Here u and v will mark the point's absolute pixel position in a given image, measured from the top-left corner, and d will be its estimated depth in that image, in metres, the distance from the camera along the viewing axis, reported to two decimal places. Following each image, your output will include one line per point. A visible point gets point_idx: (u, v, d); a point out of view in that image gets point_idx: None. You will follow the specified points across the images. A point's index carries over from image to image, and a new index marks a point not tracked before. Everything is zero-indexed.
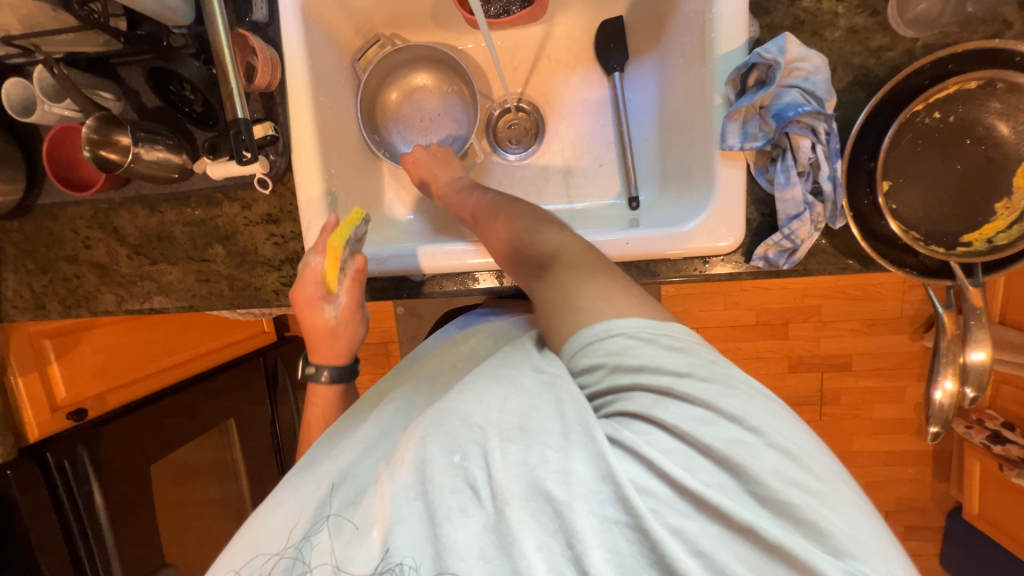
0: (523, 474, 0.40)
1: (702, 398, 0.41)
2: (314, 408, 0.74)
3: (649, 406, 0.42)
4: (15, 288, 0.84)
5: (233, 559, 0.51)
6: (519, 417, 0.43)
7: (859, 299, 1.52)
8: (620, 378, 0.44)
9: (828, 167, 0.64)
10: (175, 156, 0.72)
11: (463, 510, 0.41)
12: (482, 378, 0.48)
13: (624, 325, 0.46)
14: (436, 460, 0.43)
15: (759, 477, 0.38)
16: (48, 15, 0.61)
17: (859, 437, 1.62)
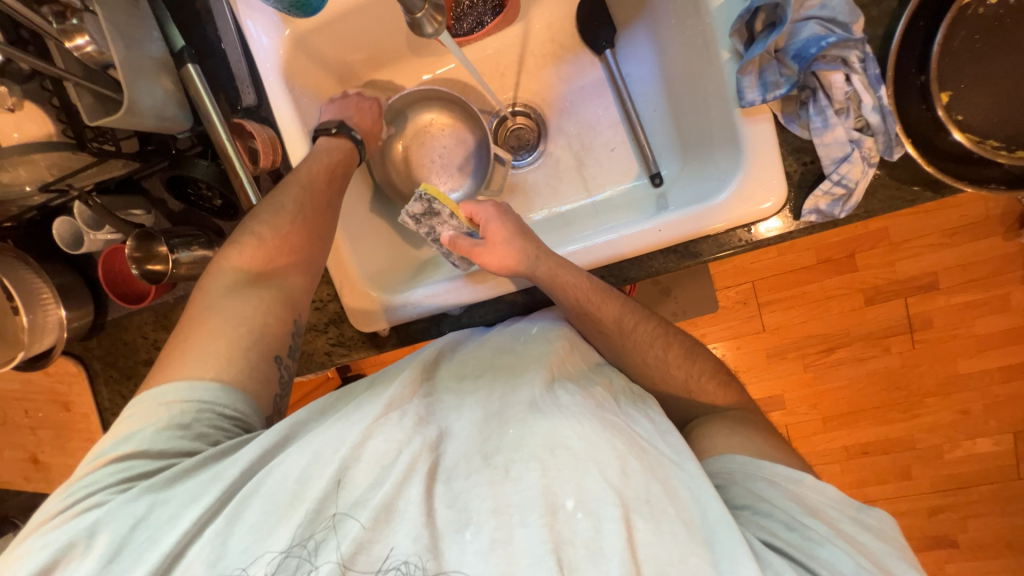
0: (652, 560, 0.44)
1: (841, 551, 0.49)
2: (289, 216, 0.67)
3: (790, 540, 0.50)
4: (107, 397, 0.92)
5: (253, 521, 0.47)
6: (645, 490, 0.47)
7: (933, 210, 1.36)
8: (761, 503, 0.53)
9: (871, 96, 0.56)
10: (209, 252, 0.75)
11: (578, 567, 0.43)
12: (594, 416, 0.52)
13: (767, 468, 0.57)
14: (552, 497, 0.46)
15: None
16: (69, 158, 0.65)
17: (964, 359, 1.46)
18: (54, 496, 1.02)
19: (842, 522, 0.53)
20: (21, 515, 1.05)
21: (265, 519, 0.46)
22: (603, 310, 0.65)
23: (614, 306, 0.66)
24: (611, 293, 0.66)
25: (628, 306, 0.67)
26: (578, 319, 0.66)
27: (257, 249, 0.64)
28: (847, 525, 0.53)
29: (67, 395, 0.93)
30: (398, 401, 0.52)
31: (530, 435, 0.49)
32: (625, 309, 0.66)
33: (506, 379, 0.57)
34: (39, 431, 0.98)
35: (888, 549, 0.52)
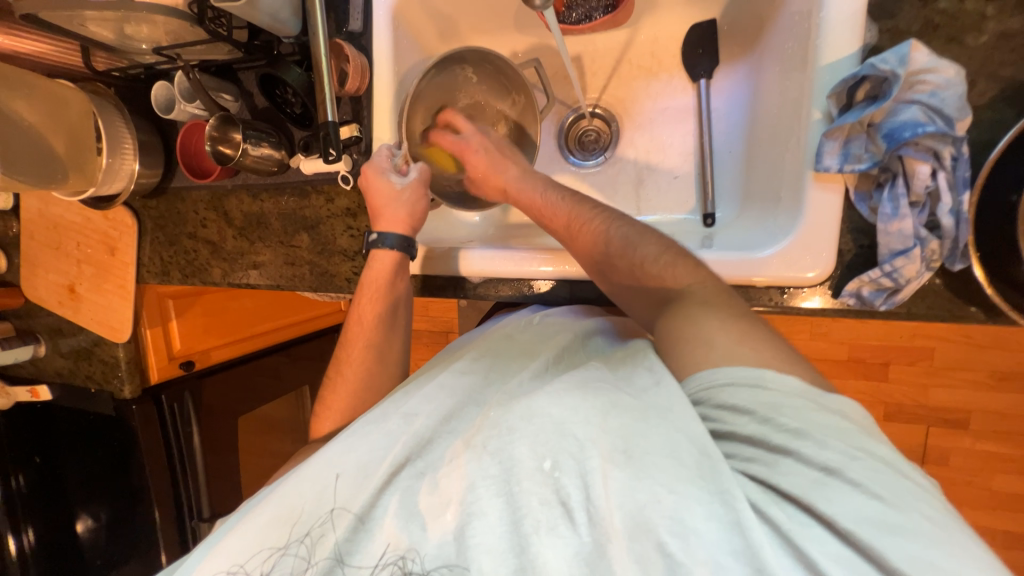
0: (626, 505, 0.41)
1: (813, 459, 0.40)
2: (358, 326, 0.78)
3: (755, 457, 0.42)
4: (149, 256, 1.00)
5: (265, 519, 0.51)
6: (624, 441, 0.43)
7: (989, 347, 1.28)
8: (728, 423, 0.44)
9: (950, 198, 0.54)
10: (275, 152, 0.80)
11: (553, 526, 0.43)
12: (578, 387, 0.47)
13: (729, 372, 0.46)
14: (528, 462, 0.44)
15: (875, 550, 0.37)
16: (187, 29, 0.71)
17: (970, 510, 1.37)
18: (78, 326, 1.11)
19: (815, 411, 0.42)
20: (45, 333, 1.15)
21: (279, 515, 0.51)
22: (592, 229, 0.66)
23: (598, 227, 0.66)
24: (595, 210, 0.68)
25: (622, 228, 0.65)
26: (574, 238, 0.67)
27: (356, 352, 0.78)
28: (820, 409, 0.42)
29: (117, 241, 1.02)
30: (390, 409, 0.56)
31: (509, 414, 0.47)
32: (616, 230, 0.65)
33: (504, 369, 0.60)
34: (83, 265, 1.06)
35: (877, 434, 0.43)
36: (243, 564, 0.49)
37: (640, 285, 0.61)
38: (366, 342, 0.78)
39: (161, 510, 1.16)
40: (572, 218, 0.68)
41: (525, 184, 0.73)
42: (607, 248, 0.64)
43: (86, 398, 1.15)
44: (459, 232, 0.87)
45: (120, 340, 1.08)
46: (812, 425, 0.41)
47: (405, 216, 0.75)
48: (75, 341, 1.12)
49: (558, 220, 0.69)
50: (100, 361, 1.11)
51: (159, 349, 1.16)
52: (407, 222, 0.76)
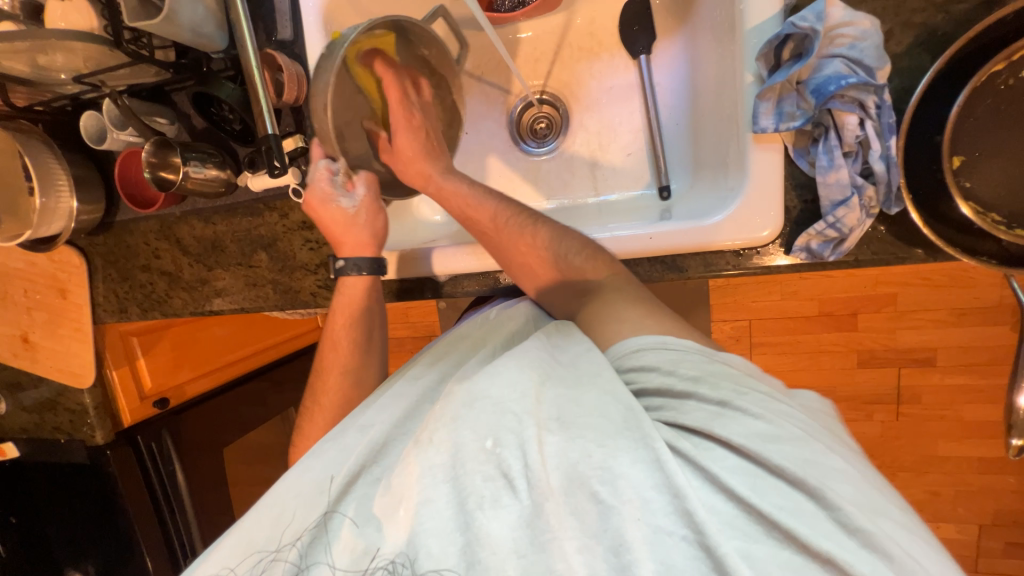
0: (563, 465, 0.41)
1: (707, 396, 0.44)
2: (336, 356, 0.77)
3: (662, 405, 0.45)
4: (103, 295, 0.96)
5: (233, 547, 0.50)
6: (557, 409, 0.44)
7: (945, 286, 1.34)
8: (640, 381, 0.48)
9: (880, 144, 0.57)
10: (220, 172, 0.78)
11: (497, 499, 0.42)
12: (510, 359, 0.48)
13: (637, 340, 0.51)
14: (471, 444, 0.43)
15: (764, 458, 0.40)
16: (107, 54, 0.68)
17: (945, 442, 1.44)
18: (38, 376, 1.06)
19: (709, 363, 0.47)
20: (3, 388, 1.09)
21: (244, 542, 0.50)
22: (518, 226, 0.67)
23: (523, 223, 0.68)
24: (519, 208, 0.69)
25: (546, 225, 0.68)
26: (498, 236, 0.67)
27: (330, 380, 0.77)
28: (712, 360, 0.48)
29: (66, 282, 0.97)
30: (347, 423, 0.56)
31: (450, 402, 0.47)
32: (541, 228, 0.67)
33: (461, 363, 0.61)
34: (33, 312, 1.01)
35: (761, 375, 0.49)
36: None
37: (564, 279, 0.65)
38: (342, 369, 0.77)
39: (153, 553, 1.13)
40: (496, 218, 0.68)
41: (449, 180, 0.72)
42: (533, 243, 0.66)
43: (57, 450, 1.10)
44: (422, 233, 0.87)
45: (83, 386, 1.03)
46: (706, 371, 0.46)
47: (369, 237, 0.75)
48: (36, 392, 1.07)
49: (484, 217, 0.69)
50: (66, 410, 1.06)
51: (129, 389, 1.12)
52: (371, 242, 0.75)
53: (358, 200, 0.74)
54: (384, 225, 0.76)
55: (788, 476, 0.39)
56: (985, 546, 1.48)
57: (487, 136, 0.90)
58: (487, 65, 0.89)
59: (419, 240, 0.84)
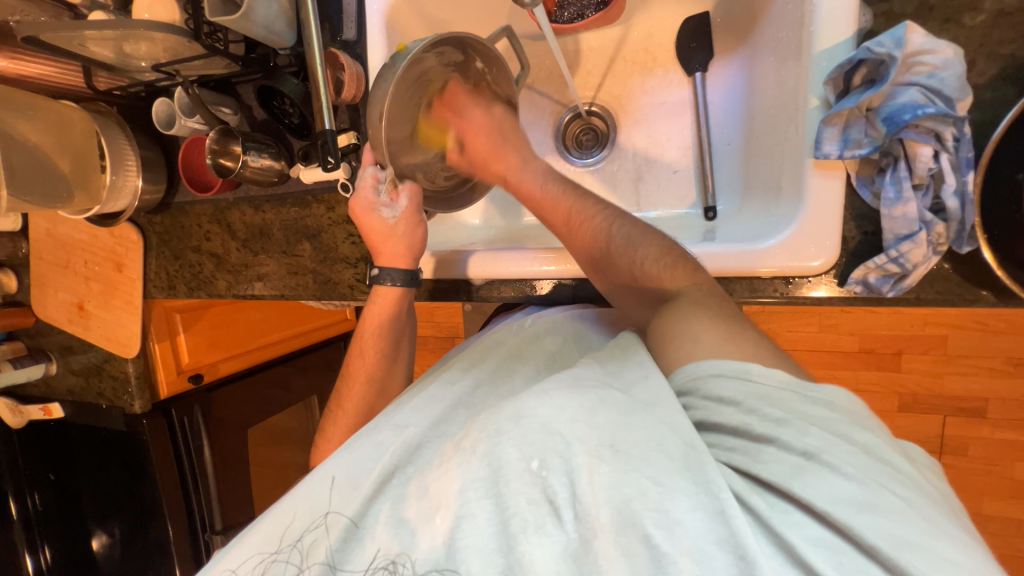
0: (613, 499, 0.40)
1: (791, 443, 0.40)
2: (360, 364, 0.79)
3: (739, 448, 0.42)
4: (155, 271, 1.01)
5: (266, 531, 0.52)
6: (610, 436, 0.42)
7: (1002, 332, 1.25)
8: (712, 414, 0.44)
9: (955, 179, 0.54)
10: (275, 163, 0.81)
11: (541, 525, 0.42)
12: (566, 383, 0.46)
13: (718, 363, 0.46)
14: (515, 462, 0.43)
15: (855, 532, 0.36)
16: (185, 45, 0.72)
17: (991, 500, 1.34)
18: (88, 343, 1.12)
19: (802, 404, 0.42)
20: (56, 351, 1.16)
21: (278, 526, 0.51)
22: (593, 228, 0.65)
23: (598, 226, 0.64)
24: (597, 206, 0.67)
25: (624, 226, 0.64)
26: (574, 234, 0.66)
27: (356, 388, 0.79)
28: (804, 401, 0.43)
29: (123, 256, 1.03)
30: (382, 419, 0.57)
31: (498, 414, 0.46)
32: (617, 228, 0.64)
33: (499, 377, 0.61)
34: (91, 282, 1.07)
35: (869, 420, 0.43)
36: (236, 570, 0.50)
37: (638, 285, 0.62)
38: (367, 378, 0.79)
39: (175, 523, 1.17)
40: (570, 219, 0.67)
41: (525, 178, 0.72)
42: (606, 248, 0.63)
43: (98, 414, 1.16)
44: (461, 236, 0.87)
45: (128, 355, 1.08)
46: (795, 413, 0.42)
47: (406, 249, 0.74)
48: (85, 358, 1.13)
49: (558, 216, 0.68)
50: (110, 377, 1.11)
51: (168, 363, 1.17)
52: (408, 255, 0.75)
53: (399, 211, 0.72)
54: (423, 236, 0.75)
55: (883, 558, 0.35)
56: None
57: (533, 144, 0.91)
58: (538, 74, 0.90)
59: (457, 243, 0.85)
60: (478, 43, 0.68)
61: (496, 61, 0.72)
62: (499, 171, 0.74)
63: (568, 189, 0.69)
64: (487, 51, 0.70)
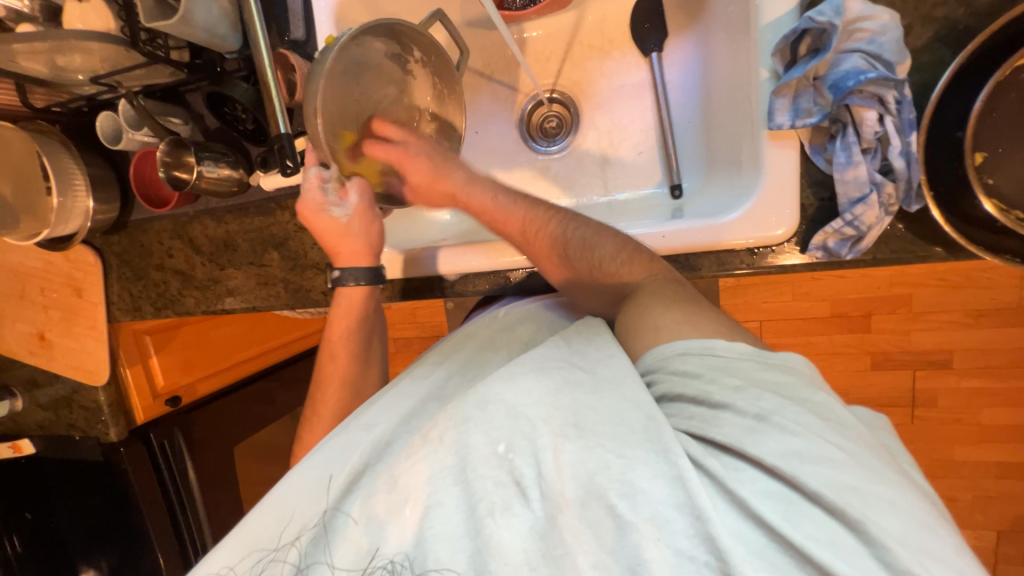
0: (578, 476, 0.41)
1: (746, 405, 0.42)
2: (332, 367, 0.78)
3: (697, 415, 0.43)
4: (117, 294, 0.97)
5: (237, 542, 0.50)
6: (574, 415, 0.43)
7: (961, 286, 1.31)
8: (677, 386, 0.45)
9: (900, 141, 0.55)
10: (234, 172, 0.78)
11: (508, 507, 0.42)
12: (532, 366, 0.47)
13: (682, 343, 0.47)
14: (482, 448, 0.43)
15: (800, 481, 0.37)
16: (123, 54, 0.68)
17: (962, 446, 1.41)
18: (53, 374, 1.07)
19: (758, 371, 0.44)
20: (20, 385, 1.11)
21: (248, 534, 0.50)
22: (550, 234, 0.64)
23: (554, 232, 0.64)
24: (549, 212, 0.66)
25: (579, 228, 0.64)
26: (532, 246, 0.66)
27: (331, 395, 0.77)
28: (763, 369, 0.44)
29: (82, 281, 0.99)
30: (353, 420, 0.56)
31: (464, 402, 0.46)
32: (572, 231, 0.64)
33: (470, 367, 0.61)
34: (49, 311, 1.03)
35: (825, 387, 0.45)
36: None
37: (600, 285, 0.63)
38: (340, 381, 0.77)
39: (165, 549, 1.14)
40: (526, 230, 0.66)
41: (474, 193, 0.70)
42: (564, 251, 0.64)
43: (71, 447, 1.12)
44: (432, 233, 0.87)
45: (99, 383, 1.04)
46: (751, 380, 0.43)
47: (365, 247, 0.74)
48: (52, 390, 1.08)
49: (513, 226, 0.66)
50: (80, 407, 1.07)
51: (142, 387, 1.13)
52: (368, 253, 0.75)
53: (351, 208, 0.72)
54: (380, 232, 0.75)
55: (826, 504, 0.37)
56: (1004, 553, 1.44)
57: (498, 135, 0.90)
58: (497, 63, 0.89)
59: (428, 240, 0.84)
60: (408, 27, 0.68)
61: (434, 49, 0.72)
62: (446, 190, 0.72)
63: (518, 199, 0.68)
64: (420, 37, 0.70)
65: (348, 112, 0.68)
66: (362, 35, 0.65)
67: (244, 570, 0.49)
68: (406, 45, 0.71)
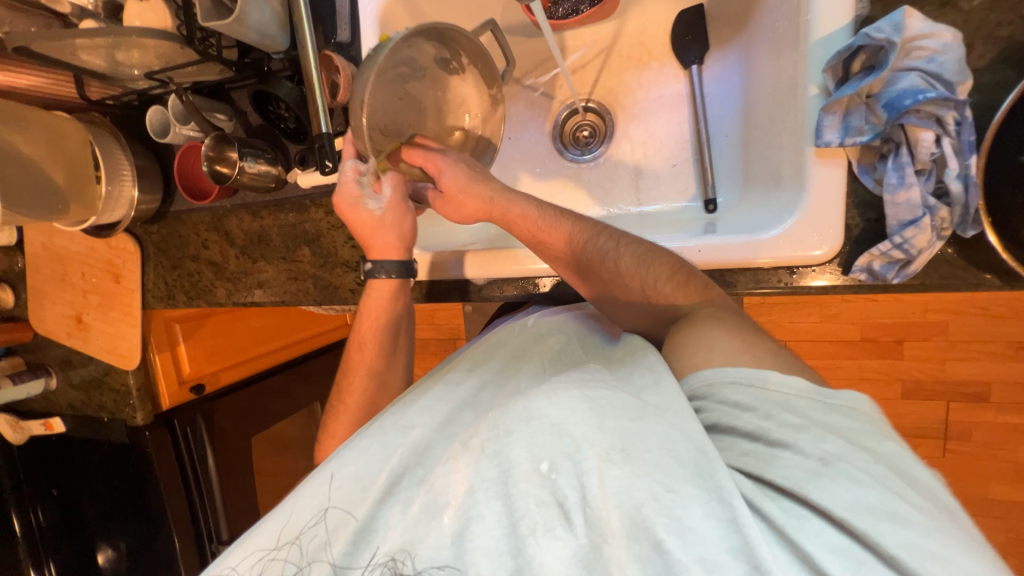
0: (624, 504, 0.40)
1: (808, 445, 0.40)
2: (360, 359, 0.78)
3: (752, 452, 0.42)
4: (153, 281, 1.00)
5: (269, 530, 0.51)
6: (620, 439, 0.42)
7: (1003, 317, 1.25)
8: (725, 417, 0.45)
9: (957, 163, 0.53)
10: (272, 169, 0.80)
11: (550, 528, 0.41)
12: (576, 385, 0.47)
13: (734, 371, 0.46)
14: (524, 463, 0.43)
15: (873, 539, 0.36)
16: (178, 51, 0.71)
17: (997, 484, 1.34)
18: (88, 356, 1.11)
19: (822, 413, 0.43)
20: (56, 365, 1.15)
21: (284, 524, 0.51)
22: (598, 250, 0.65)
23: (602, 246, 0.65)
24: (597, 228, 0.67)
25: (629, 245, 0.64)
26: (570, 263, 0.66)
27: (354, 388, 0.77)
28: (824, 411, 0.43)
29: (121, 267, 1.02)
30: (387, 419, 0.56)
31: (507, 415, 0.46)
32: (625, 249, 0.64)
33: (502, 376, 0.59)
34: (89, 294, 1.07)
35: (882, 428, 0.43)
36: (236, 566, 0.50)
37: (651, 305, 0.63)
38: (368, 369, 0.78)
39: (181, 535, 1.16)
40: (573, 246, 0.66)
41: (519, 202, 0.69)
42: (614, 268, 0.64)
43: (99, 427, 1.15)
44: (460, 236, 0.87)
45: (129, 367, 1.07)
46: (812, 421, 0.42)
47: (396, 240, 0.75)
48: (86, 371, 1.12)
49: (558, 241, 0.66)
50: (111, 389, 1.10)
51: (169, 374, 1.16)
52: (400, 245, 0.75)
53: (385, 201, 0.74)
54: (413, 225, 0.76)
55: (888, 556, 0.35)
56: None
57: (530, 142, 0.90)
58: (533, 70, 0.90)
59: (455, 244, 0.84)
60: (457, 33, 0.69)
61: (480, 56, 0.73)
62: (482, 198, 0.70)
63: (564, 214, 0.68)
64: (470, 45, 0.72)
65: (389, 110, 0.69)
66: (415, 38, 0.67)
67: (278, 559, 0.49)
68: (454, 50, 0.73)
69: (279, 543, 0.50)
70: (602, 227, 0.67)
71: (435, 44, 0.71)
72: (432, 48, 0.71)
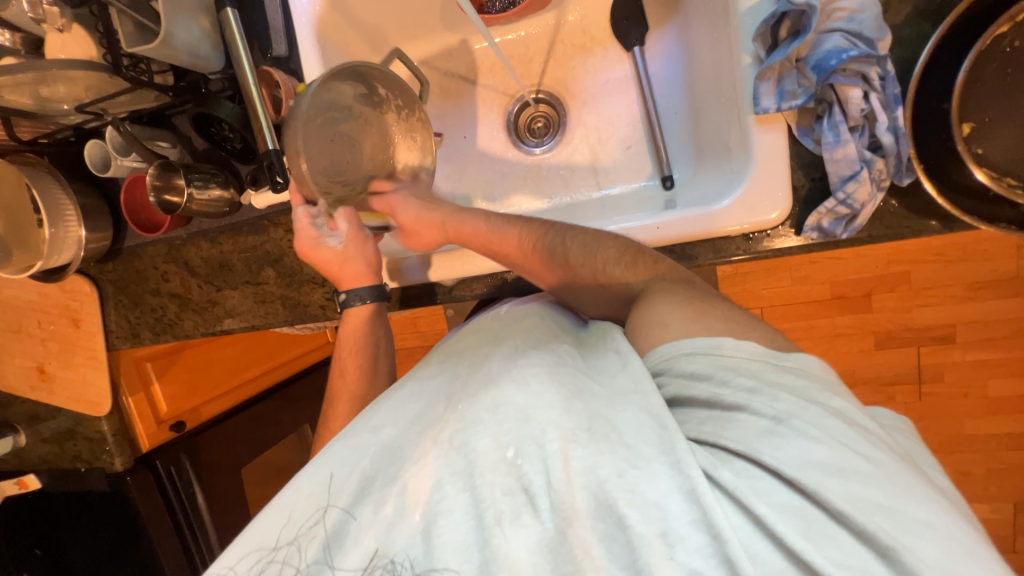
0: (589, 484, 0.41)
1: (761, 407, 0.42)
2: (343, 386, 0.75)
3: (711, 419, 0.43)
4: (115, 321, 0.97)
5: (241, 549, 0.49)
6: (587, 420, 0.43)
7: (959, 260, 1.31)
8: (682, 389, 0.46)
9: (887, 116, 0.56)
10: (224, 192, 0.79)
11: (517, 516, 0.42)
12: (546, 371, 0.47)
13: (686, 342, 0.48)
14: (490, 452, 0.44)
15: (821, 496, 0.37)
16: (107, 81, 0.68)
17: (972, 419, 1.41)
18: (55, 407, 1.06)
19: (772, 372, 0.44)
20: (22, 421, 1.10)
21: (256, 534, 0.49)
22: (549, 249, 0.66)
23: (552, 243, 0.66)
24: (543, 226, 0.68)
25: (577, 236, 0.65)
26: (532, 264, 0.67)
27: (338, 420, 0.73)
28: (776, 370, 0.44)
29: (79, 311, 0.98)
30: (358, 421, 0.54)
31: (475, 404, 0.47)
32: (572, 241, 0.65)
33: (472, 360, 0.58)
34: (48, 343, 1.02)
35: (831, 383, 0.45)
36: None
37: (605, 291, 0.64)
38: (352, 395, 0.75)
39: None
40: (525, 248, 0.67)
41: (465, 219, 0.72)
42: (565, 260, 0.65)
43: (77, 479, 1.10)
44: None
45: (102, 414, 1.03)
46: (765, 381, 0.43)
47: (365, 267, 0.75)
48: (55, 423, 1.07)
49: (510, 249, 0.68)
50: (84, 439, 1.06)
51: (145, 415, 1.12)
52: (370, 271, 0.75)
53: (343, 236, 0.74)
54: (375, 251, 0.76)
55: (835, 510, 0.37)
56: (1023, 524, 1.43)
57: (486, 138, 0.90)
58: (480, 67, 0.90)
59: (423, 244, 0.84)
60: (371, 68, 0.70)
61: (397, 83, 0.73)
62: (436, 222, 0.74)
63: (510, 222, 0.69)
64: (384, 76, 0.71)
65: (324, 155, 0.69)
66: (328, 81, 0.67)
67: (245, 571, 0.47)
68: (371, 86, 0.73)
69: (249, 555, 0.48)
70: (548, 225, 0.68)
71: (348, 85, 0.71)
72: (345, 85, 0.70)
